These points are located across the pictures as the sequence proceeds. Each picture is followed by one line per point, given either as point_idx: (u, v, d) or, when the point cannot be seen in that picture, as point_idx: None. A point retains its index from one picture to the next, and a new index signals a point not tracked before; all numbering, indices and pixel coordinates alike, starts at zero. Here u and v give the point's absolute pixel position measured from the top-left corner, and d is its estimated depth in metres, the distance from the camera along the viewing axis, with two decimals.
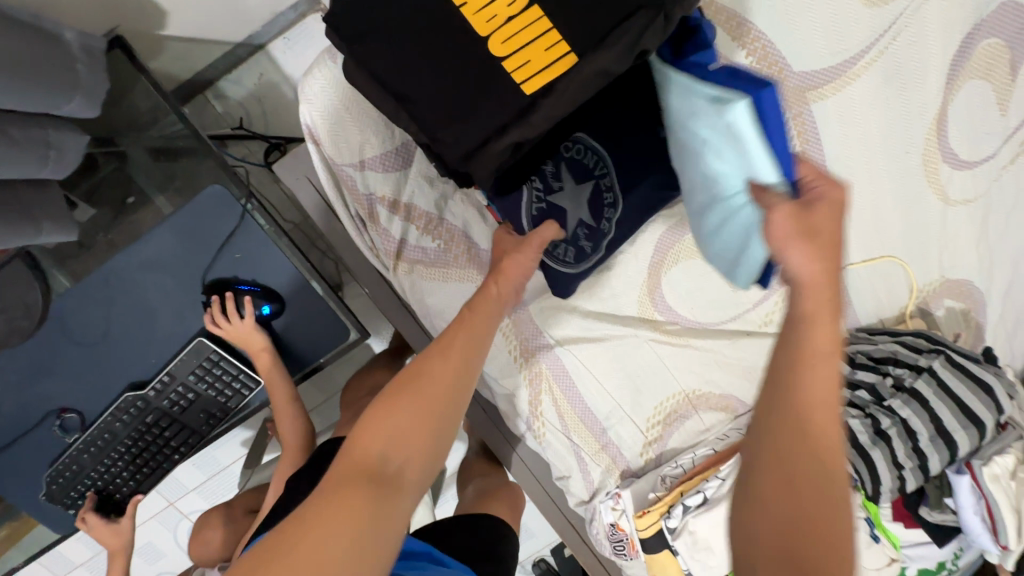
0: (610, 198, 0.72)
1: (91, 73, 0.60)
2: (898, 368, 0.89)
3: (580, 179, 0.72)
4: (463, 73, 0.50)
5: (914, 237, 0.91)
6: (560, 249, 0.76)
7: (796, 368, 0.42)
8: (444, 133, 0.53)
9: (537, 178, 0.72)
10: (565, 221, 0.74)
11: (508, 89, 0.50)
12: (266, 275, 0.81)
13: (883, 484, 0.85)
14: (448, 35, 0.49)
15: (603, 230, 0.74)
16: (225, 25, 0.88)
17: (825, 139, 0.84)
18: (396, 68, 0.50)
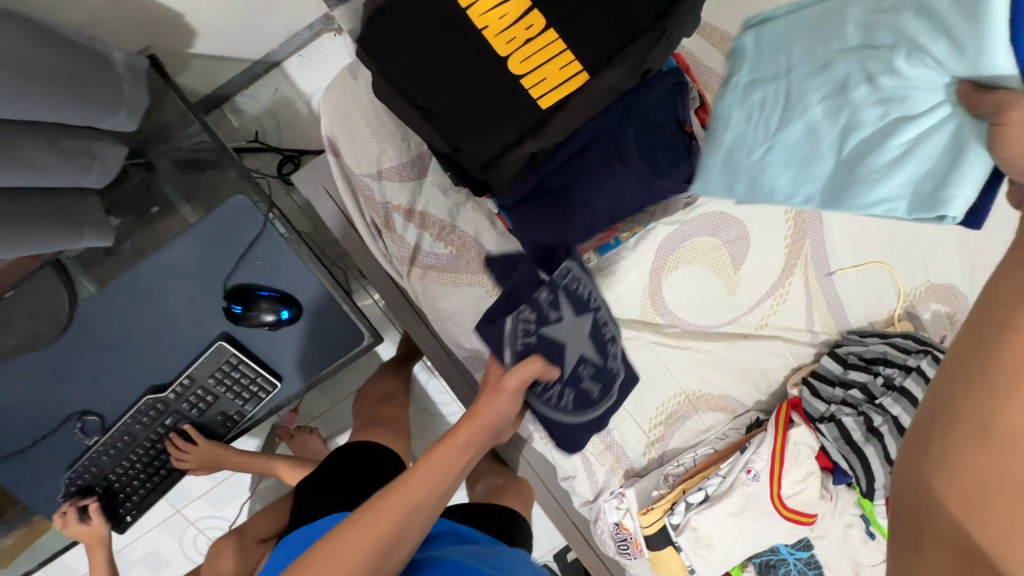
0: (608, 332, 0.77)
1: (133, 90, 0.64)
2: (888, 368, 0.93)
3: (577, 311, 0.74)
4: (484, 89, 0.54)
5: (900, 243, 0.96)
6: (560, 390, 0.75)
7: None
8: (465, 142, 0.56)
9: (530, 308, 0.71)
10: (565, 361, 0.74)
11: (526, 104, 0.54)
12: (285, 281, 0.84)
13: (877, 480, 0.90)
14: (470, 54, 0.53)
15: (609, 369, 0.78)
16: (246, 44, 0.93)
17: None
18: (421, 84, 0.55)
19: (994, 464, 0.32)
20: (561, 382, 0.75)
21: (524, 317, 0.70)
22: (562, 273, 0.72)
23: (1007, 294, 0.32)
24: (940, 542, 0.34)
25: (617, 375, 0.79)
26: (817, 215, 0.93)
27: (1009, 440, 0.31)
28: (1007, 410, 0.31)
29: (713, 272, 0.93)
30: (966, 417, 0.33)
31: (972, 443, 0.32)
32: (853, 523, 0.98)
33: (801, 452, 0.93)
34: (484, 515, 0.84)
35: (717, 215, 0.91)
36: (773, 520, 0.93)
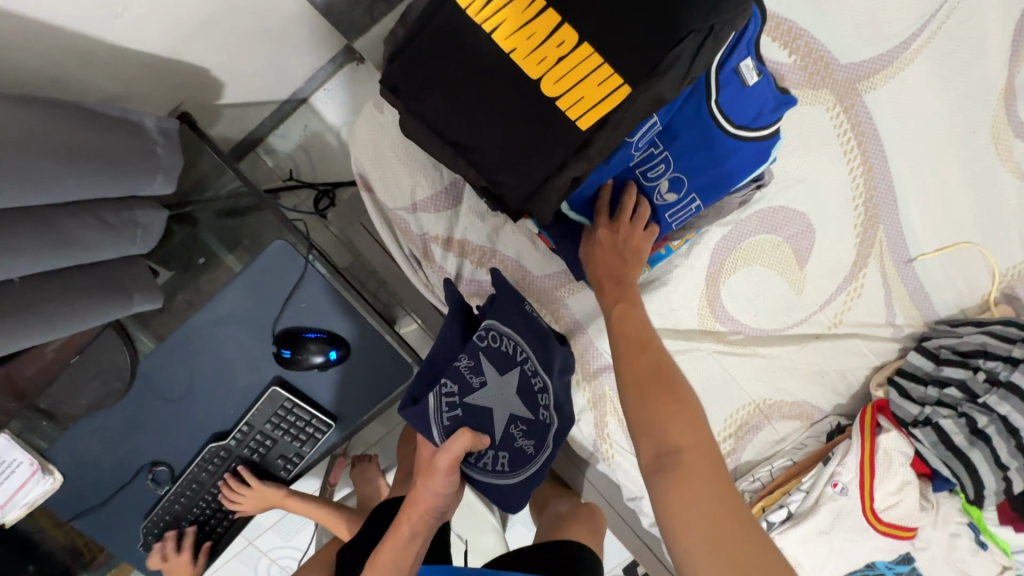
0: (539, 382, 0.74)
1: (168, 154, 0.64)
2: (988, 360, 0.83)
3: (502, 369, 0.71)
4: (519, 116, 0.51)
5: (992, 218, 0.86)
6: (491, 455, 0.71)
7: (621, 324, 0.64)
8: (503, 174, 0.54)
9: (450, 379, 0.68)
10: (497, 423, 0.71)
11: (563, 126, 0.50)
12: (331, 322, 0.84)
13: (985, 487, 0.81)
14: (500, 81, 0.49)
15: (542, 422, 0.74)
16: (273, 88, 0.93)
17: (881, 129, 0.81)
18: (450, 118, 0.52)
19: (641, 404, 0.58)
20: (494, 447, 0.72)
21: (444, 391, 0.67)
22: (483, 333, 0.70)
23: (614, 328, 0.65)
24: (656, 456, 0.56)
25: (550, 427, 0.75)
26: (892, 197, 0.84)
27: (633, 381, 0.60)
28: (627, 382, 0.61)
29: (775, 271, 0.86)
30: (622, 386, 0.61)
31: (632, 402, 0.59)
32: (960, 532, 0.90)
33: (894, 461, 0.84)
34: (563, 555, 0.80)
35: (776, 209, 0.83)
36: (867, 537, 0.85)
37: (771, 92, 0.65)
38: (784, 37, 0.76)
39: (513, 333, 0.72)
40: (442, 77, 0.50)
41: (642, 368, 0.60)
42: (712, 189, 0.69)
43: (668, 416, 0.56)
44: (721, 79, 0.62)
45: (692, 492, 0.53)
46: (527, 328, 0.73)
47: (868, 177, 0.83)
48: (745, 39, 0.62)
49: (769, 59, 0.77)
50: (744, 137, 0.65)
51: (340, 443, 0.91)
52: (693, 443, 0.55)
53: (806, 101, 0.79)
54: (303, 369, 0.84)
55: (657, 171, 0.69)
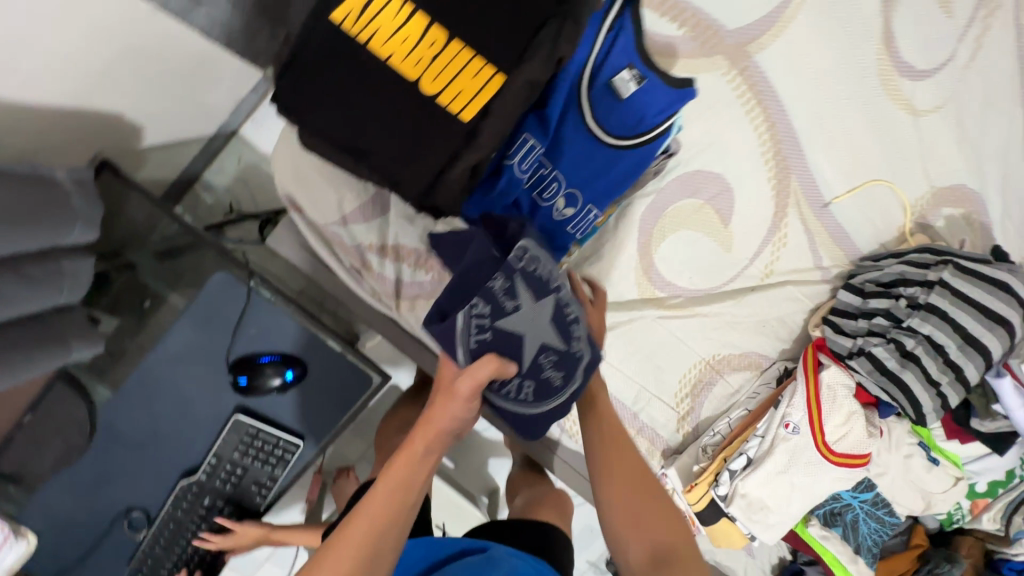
0: (573, 313, 0.64)
1: (85, 202, 0.65)
2: (908, 288, 0.89)
3: (538, 295, 0.61)
4: (405, 116, 0.53)
5: (894, 156, 0.92)
6: (516, 385, 0.64)
7: (598, 424, 0.70)
8: (400, 173, 0.56)
9: (483, 298, 0.57)
10: (528, 349, 0.61)
11: (447, 121, 0.53)
12: (283, 343, 0.86)
13: (923, 405, 0.86)
14: (380, 85, 0.52)
15: (574, 354, 0.65)
16: (197, 125, 0.94)
17: (776, 86, 0.86)
18: (339, 126, 0.54)
19: (625, 505, 0.66)
20: (520, 375, 0.63)
21: (475, 311, 0.56)
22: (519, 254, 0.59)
23: (592, 427, 0.70)
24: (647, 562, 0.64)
25: (583, 361, 0.66)
26: (797, 148, 0.89)
27: (617, 485, 0.66)
28: (608, 486, 0.67)
29: (702, 233, 0.90)
30: (605, 486, 0.67)
31: (615, 501, 0.66)
32: (913, 453, 0.97)
33: (837, 395, 0.89)
34: (537, 535, 0.82)
35: (692, 174, 0.88)
36: (825, 470, 0.89)
37: (655, 97, 0.70)
38: (670, 11, 0.81)
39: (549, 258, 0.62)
40: (332, 89, 0.52)
41: (626, 469, 0.67)
42: (603, 195, 0.77)
43: (657, 519, 0.65)
44: (594, 95, 0.70)
45: None
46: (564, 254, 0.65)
47: (773, 132, 0.88)
48: (613, 52, 0.69)
49: (659, 33, 0.82)
50: (625, 145, 0.72)
51: (311, 462, 0.93)
52: (682, 541, 0.65)
53: (702, 69, 0.83)
54: (263, 394, 0.86)
55: (551, 190, 0.75)
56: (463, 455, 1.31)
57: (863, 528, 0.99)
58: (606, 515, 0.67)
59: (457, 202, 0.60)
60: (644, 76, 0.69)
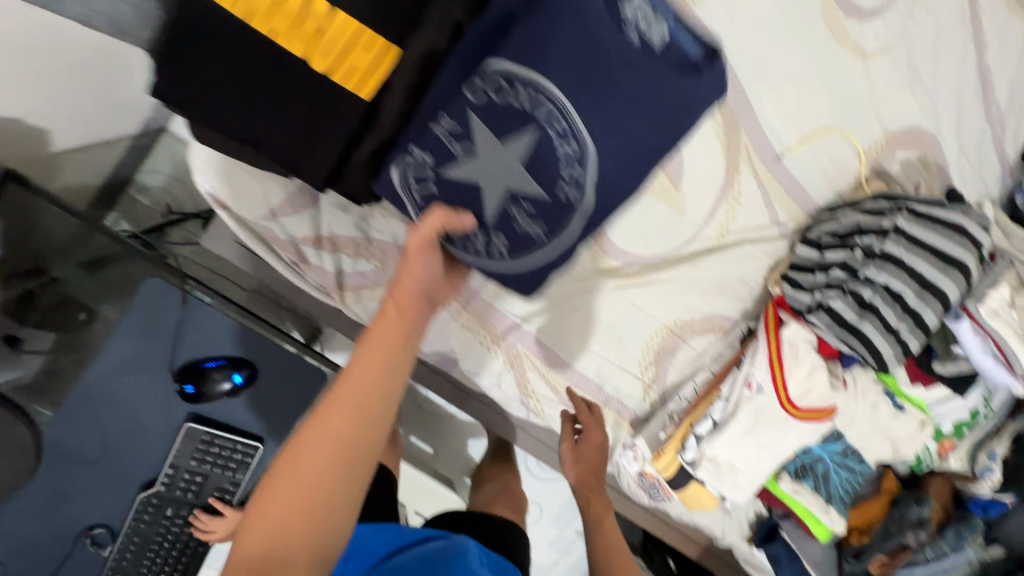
0: (564, 147, 0.51)
1: None
2: (864, 237, 0.87)
3: (502, 130, 0.52)
4: (298, 99, 0.52)
5: (846, 102, 0.89)
6: (493, 238, 0.56)
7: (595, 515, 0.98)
8: (300, 161, 0.54)
9: (427, 143, 0.53)
10: (490, 197, 0.54)
11: (344, 100, 0.52)
12: (228, 347, 0.84)
13: (884, 354, 0.85)
14: (267, 67, 0.50)
15: (560, 201, 0.54)
16: (117, 123, 0.89)
17: (719, 37, 0.82)
18: (229, 115, 0.52)
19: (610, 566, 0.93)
20: (486, 228, 0.56)
21: (412, 162, 0.54)
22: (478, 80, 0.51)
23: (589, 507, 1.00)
24: None
25: (576, 210, 0.54)
26: (745, 101, 0.86)
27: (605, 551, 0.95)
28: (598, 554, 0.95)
29: (653, 197, 0.87)
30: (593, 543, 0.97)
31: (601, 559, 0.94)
32: (880, 402, 0.96)
33: (797, 351, 0.88)
34: (496, 532, 0.86)
35: None
36: (789, 426, 0.89)
37: None
38: None
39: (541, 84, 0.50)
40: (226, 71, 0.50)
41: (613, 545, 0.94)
42: None
43: None
44: None
45: None
46: (570, 67, 0.49)
47: None
48: None
49: None
50: None
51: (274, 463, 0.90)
52: None
53: None
54: (213, 401, 0.84)
55: None
56: (441, 438, 1.32)
57: (833, 478, 1.00)
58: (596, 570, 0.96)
59: (368, 187, 0.59)
60: None
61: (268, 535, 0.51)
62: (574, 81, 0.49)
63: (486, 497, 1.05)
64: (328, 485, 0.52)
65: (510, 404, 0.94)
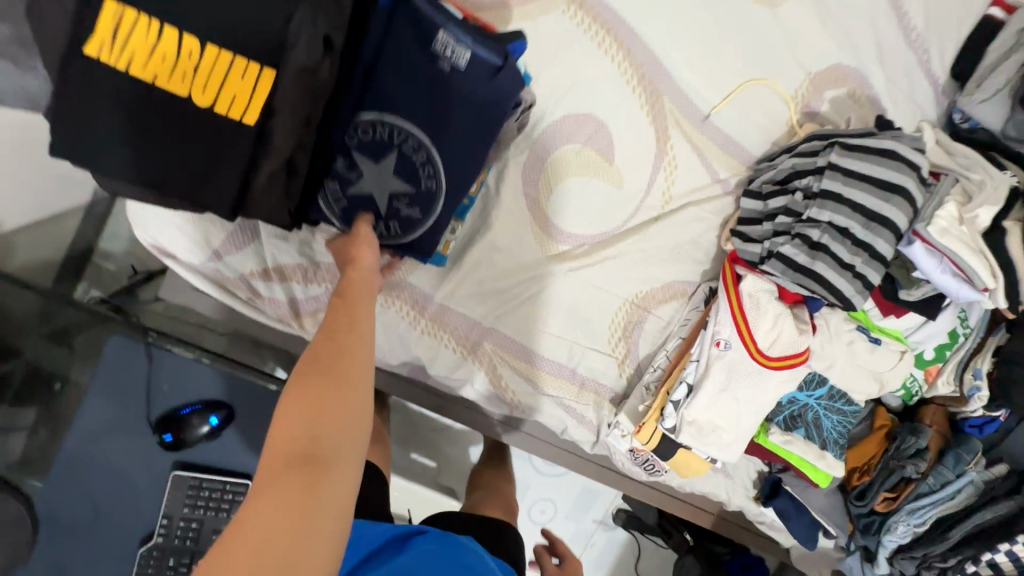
0: (422, 156, 0.69)
1: None
2: (802, 179, 0.88)
3: (379, 158, 0.69)
4: (191, 135, 0.53)
5: (762, 52, 0.90)
6: (386, 225, 0.73)
7: None
8: (202, 194, 0.55)
9: (330, 179, 0.68)
10: (378, 202, 0.71)
11: (235, 128, 0.54)
12: (202, 392, 0.86)
13: (844, 291, 0.86)
14: (156, 110, 0.52)
15: (425, 190, 0.71)
16: (64, 197, 0.91)
17: (622, 11, 0.83)
18: (124, 161, 0.53)
19: None
20: (382, 219, 0.72)
21: (325, 189, 0.69)
22: (353, 127, 0.67)
23: None
24: None
25: (438, 195, 0.72)
26: (660, 69, 0.87)
27: None
28: None
29: (589, 176, 0.88)
30: None
31: None
32: (855, 338, 0.97)
33: (757, 302, 0.89)
34: (492, 528, 0.87)
35: (562, 121, 0.85)
36: (764, 377, 0.89)
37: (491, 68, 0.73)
38: None
39: (395, 120, 0.67)
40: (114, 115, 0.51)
41: None
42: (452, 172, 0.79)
43: None
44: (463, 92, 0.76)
45: None
46: (413, 107, 0.66)
47: (631, 59, 0.86)
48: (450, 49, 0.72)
49: None
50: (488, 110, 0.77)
51: None
52: None
53: (541, 14, 0.81)
54: (194, 446, 0.85)
55: None
56: (439, 451, 1.33)
57: (824, 423, 1.00)
58: None
59: (278, 210, 0.59)
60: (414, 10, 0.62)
61: (299, 418, 0.48)
62: (419, 118, 0.67)
63: (485, 499, 1.05)
64: (358, 374, 0.53)
65: (487, 402, 0.94)
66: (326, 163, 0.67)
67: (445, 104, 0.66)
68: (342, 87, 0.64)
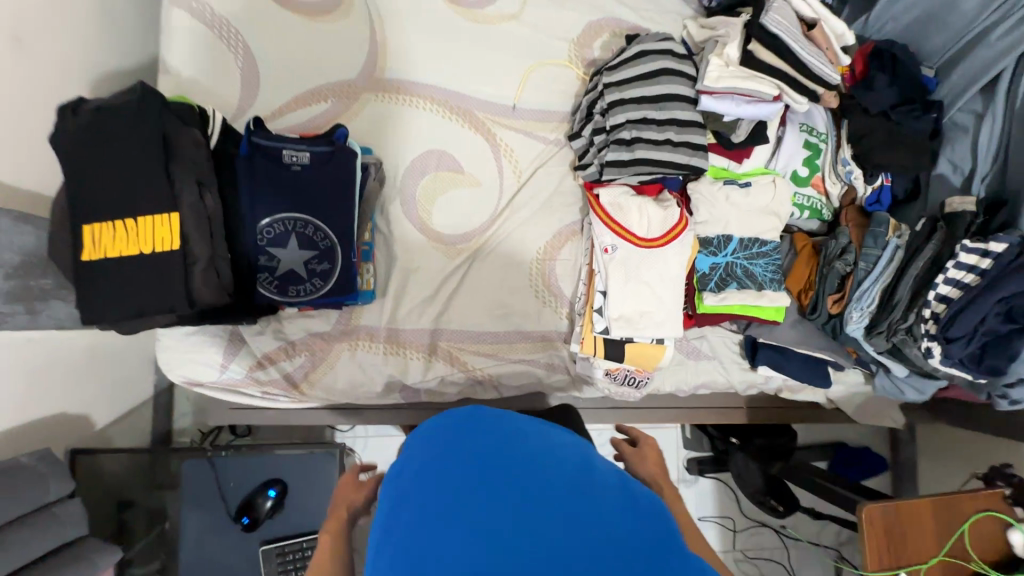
0: (313, 226, 0.95)
1: (47, 466, 0.86)
2: (596, 105, 1.10)
3: (284, 242, 0.94)
4: (145, 272, 0.78)
5: (528, 47, 1.18)
6: (312, 285, 0.97)
7: (888, 534, 0.83)
8: (162, 303, 0.78)
9: (260, 271, 0.93)
10: (299, 270, 0.95)
11: (168, 253, 0.78)
12: (259, 477, 1.09)
13: (670, 159, 1.05)
14: (121, 267, 0.78)
15: (326, 246, 0.96)
16: (135, 393, 1.25)
17: (415, 78, 1.14)
18: (115, 305, 0.78)
19: (903, 533, 0.84)
20: (307, 279, 0.96)
21: (262, 279, 0.94)
22: (260, 232, 0.93)
23: (879, 534, 0.83)
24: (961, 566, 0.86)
25: (336, 245, 0.97)
26: (462, 96, 1.16)
27: (903, 532, 0.84)
28: (895, 533, 0.84)
29: (452, 189, 1.14)
30: (883, 536, 0.83)
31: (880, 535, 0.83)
32: (729, 189, 1.09)
33: (619, 203, 1.07)
34: None
35: (412, 164, 1.13)
36: (657, 254, 1.05)
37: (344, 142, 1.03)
38: (314, 98, 1.11)
39: (280, 214, 0.93)
40: (105, 280, 0.78)
41: (891, 539, 0.84)
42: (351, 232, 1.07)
43: (920, 523, 0.85)
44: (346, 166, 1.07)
45: (937, 520, 0.85)
46: (288, 199, 0.94)
47: (438, 101, 1.15)
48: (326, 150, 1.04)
49: (319, 114, 1.11)
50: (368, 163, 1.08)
51: None
52: (926, 517, 0.85)
53: (362, 109, 1.12)
54: (268, 520, 1.07)
55: None
56: None
57: (755, 270, 1.09)
58: (894, 548, 0.83)
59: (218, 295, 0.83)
60: (263, 141, 0.94)
61: None
62: (296, 204, 0.94)
63: None
64: None
65: (467, 388, 1.12)
66: (250, 261, 0.92)
67: (309, 186, 0.95)
68: (237, 211, 0.91)
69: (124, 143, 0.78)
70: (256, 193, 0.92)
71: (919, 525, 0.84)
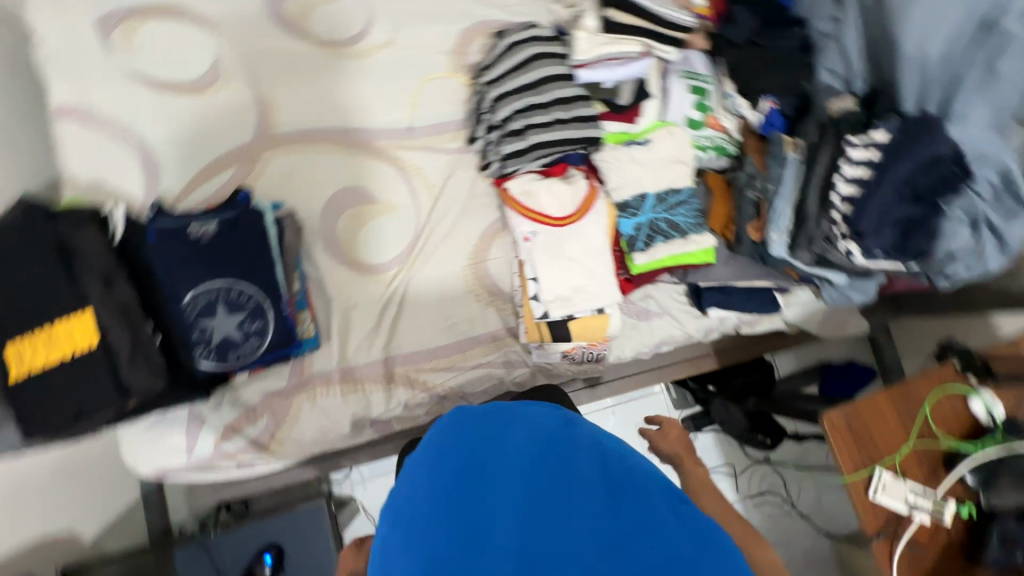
0: (234, 288, 0.96)
1: None
2: (483, 105, 1.14)
3: (209, 312, 0.95)
4: (73, 373, 0.80)
5: (410, 69, 1.21)
6: (250, 345, 0.98)
7: (856, 440, 0.85)
8: (100, 398, 0.81)
9: (195, 345, 0.94)
10: (233, 334, 0.96)
11: (91, 350, 0.81)
12: (253, 546, 1.10)
13: (564, 135, 1.08)
14: (48, 376, 0.79)
15: (253, 304, 0.97)
16: (119, 498, 1.25)
17: (310, 125, 1.17)
18: (51, 414, 0.79)
19: (870, 436, 0.86)
20: (244, 340, 0.98)
21: (200, 352, 0.95)
22: (183, 308, 0.93)
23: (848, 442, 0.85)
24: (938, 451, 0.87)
25: (263, 301, 0.98)
26: (360, 130, 1.18)
27: (870, 435, 0.86)
28: (861, 437, 0.85)
29: (371, 220, 1.16)
30: (852, 443, 0.85)
31: (848, 441, 0.85)
32: (629, 149, 1.12)
33: (528, 190, 1.09)
34: None
35: (326, 206, 1.15)
36: (574, 229, 1.08)
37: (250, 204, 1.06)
38: (215, 169, 1.12)
39: (196, 287, 0.93)
40: (33, 393, 0.79)
41: (860, 443, 0.85)
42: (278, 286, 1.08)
43: (882, 421, 0.86)
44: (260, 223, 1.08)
45: (897, 412, 0.87)
46: (201, 269, 0.94)
47: (337, 142, 1.17)
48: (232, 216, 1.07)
49: (223, 183, 1.12)
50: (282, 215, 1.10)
51: None
52: (886, 413, 0.87)
53: (264, 168, 1.14)
54: None
55: None
56: None
57: (678, 220, 1.11)
58: (864, 449, 0.85)
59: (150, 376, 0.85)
60: (163, 219, 0.94)
61: None
62: (210, 271, 0.95)
63: None
64: None
65: (434, 405, 1.13)
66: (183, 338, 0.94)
67: (220, 251, 0.96)
68: (158, 294, 0.92)
69: (20, 258, 0.80)
70: (168, 271, 0.93)
71: (881, 423, 0.86)
